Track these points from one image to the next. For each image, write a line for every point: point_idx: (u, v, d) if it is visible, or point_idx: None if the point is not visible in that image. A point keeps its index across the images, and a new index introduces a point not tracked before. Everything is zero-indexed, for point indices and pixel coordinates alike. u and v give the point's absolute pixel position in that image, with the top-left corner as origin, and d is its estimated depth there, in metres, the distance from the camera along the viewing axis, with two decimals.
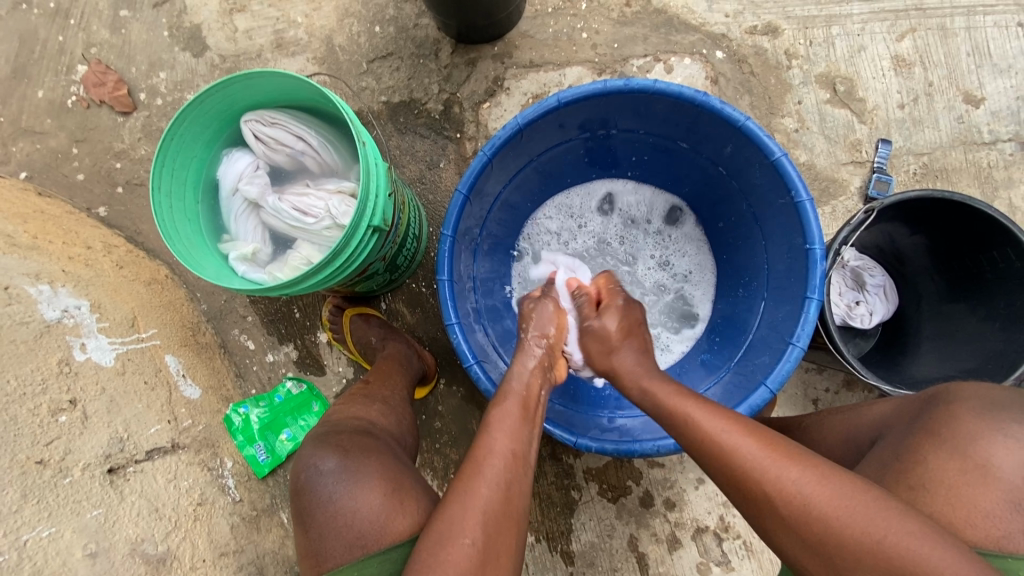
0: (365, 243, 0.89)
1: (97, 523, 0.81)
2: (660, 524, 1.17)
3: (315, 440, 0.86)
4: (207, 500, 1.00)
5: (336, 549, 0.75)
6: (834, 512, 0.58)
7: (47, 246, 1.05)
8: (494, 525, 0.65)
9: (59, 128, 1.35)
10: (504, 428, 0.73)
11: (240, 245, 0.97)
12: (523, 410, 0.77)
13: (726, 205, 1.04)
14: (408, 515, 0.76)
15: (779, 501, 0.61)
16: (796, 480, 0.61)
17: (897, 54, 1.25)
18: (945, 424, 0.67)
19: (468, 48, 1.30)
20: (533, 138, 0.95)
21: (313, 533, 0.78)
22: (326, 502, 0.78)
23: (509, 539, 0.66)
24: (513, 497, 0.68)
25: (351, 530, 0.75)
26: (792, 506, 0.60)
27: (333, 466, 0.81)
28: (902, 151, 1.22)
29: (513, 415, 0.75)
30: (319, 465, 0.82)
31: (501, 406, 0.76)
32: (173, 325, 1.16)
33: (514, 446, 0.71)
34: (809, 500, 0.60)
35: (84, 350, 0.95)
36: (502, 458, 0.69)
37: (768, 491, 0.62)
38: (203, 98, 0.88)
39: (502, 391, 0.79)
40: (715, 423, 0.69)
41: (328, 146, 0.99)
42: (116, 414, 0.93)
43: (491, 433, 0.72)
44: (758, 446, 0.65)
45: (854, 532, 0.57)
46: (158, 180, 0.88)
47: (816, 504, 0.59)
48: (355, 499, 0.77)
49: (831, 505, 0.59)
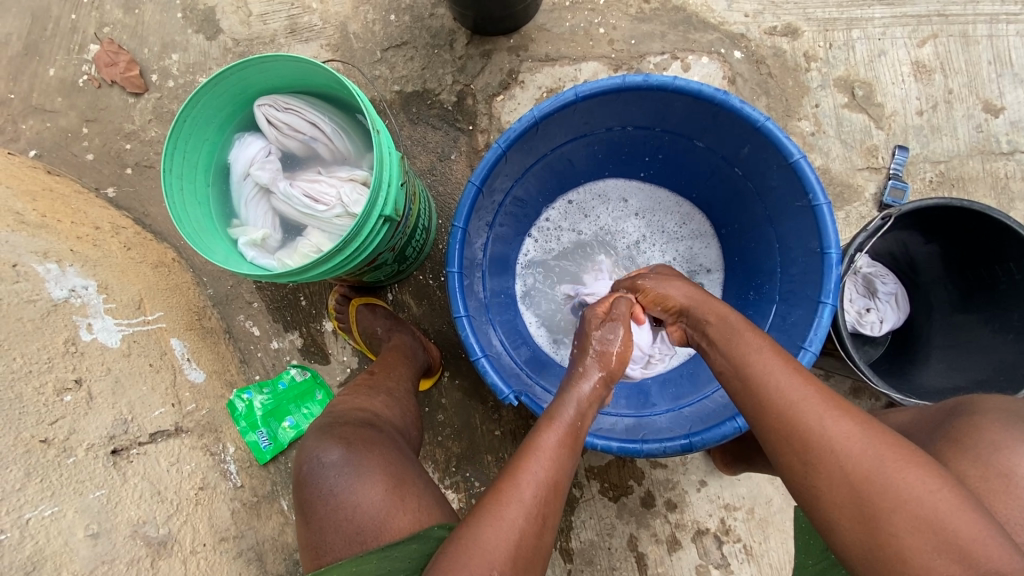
0: (376, 233, 0.88)
1: (99, 504, 0.80)
2: (661, 525, 1.16)
3: (319, 431, 0.86)
4: (208, 485, 0.99)
5: (336, 542, 0.75)
6: (884, 458, 0.58)
7: (55, 225, 1.04)
8: (524, 561, 0.64)
9: (69, 108, 1.35)
10: (540, 457, 0.69)
11: (249, 231, 0.96)
12: (568, 439, 0.72)
13: (741, 206, 1.02)
14: (410, 512, 0.76)
15: (823, 443, 0.61)
16: (853, 432, 0.61)
17: (918, 60, 1.23)
18: (968, 431, 0.65)
19: (484, 40, 1.29)
20: (548, 131, 0.94)
21: (313, 525, 0.78)
22: (327, 495, 0.78)
23: (536, 572, 0.65)
24: (546, 532, 0.66)
25: (351, 524, 0.75)
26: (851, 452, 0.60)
27: (337, 458, 0.80)
28: (919, 158, 1.21)
29: (558, 447, 0.70)
30: (322, 457, 0.81)
31: (548, 434, 0.71)
32: (179, 309, 1.16)
33: (555, 476, 0.68)
34: (856, 446, 0.60)
35: (90, 330, 0.94)
36: (544, 490, 0.66)
37: (815, 434, 0.62)
38: (216, 80, 0.87)
39: (552, 417, 0.73)
40: (775, 366, 0.68)
41: (341, 133, 0.98)
42: (120, 396, 0.92)
43: (536, 458, 0.68)
44: (817, 394, 0.65)
45: (898, 479, 0.57)
46: (169, 161, 0.87)
47: (863, 448, 0.59)
48: (356, 494, 0.77)
49: (886, 465, 0.58)
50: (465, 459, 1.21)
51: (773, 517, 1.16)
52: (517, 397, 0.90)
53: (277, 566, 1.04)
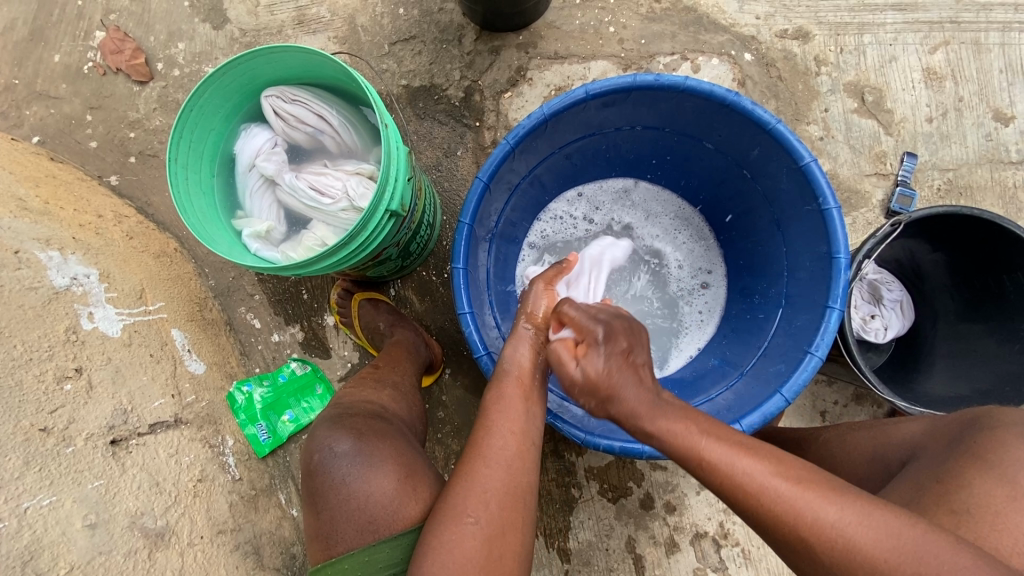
0: (382, 227, 0.88)
1: (97, 494, 0.80)
2: (659, 527, 1.16)
3: (330, 420, 0.86)
4: (207, 478, 0.99)
5: (347, 532, 0.75)
6: (870, 539, 0.56)
7: (58, 212, 1.03)
8: (497, 506, 0.67)
9: (74, 94, 1.34)
10: (505, 408, 0.73)
11: (254, 222, 0.95)
12: (520, 387, 0.75)
13: (749, 209, 1.02)
14: (421, 503, 0.76)
15: (819, 546, 0.57)
16: (828, 504, 0.58)
17: (929, 66, 1.23)
18: (993, 449, 0.65)
19: (493, 36, 1.28)
20: (557, 128, 0.94)
21: (325, 515, 0.78)
22: (339, 484, 0.78)
23: (518, 517, 0.67)
24: (517, 477, 0.69)
25: (364, 513, 0.75)
26: (833, 555, 0.57)
27: (348, 448, 0.80)
28: (927, 166, 1.20)
29: (510, 395, 0.74)
30: (333, 446, 0.81)
31: (497, 386, 0.76)
32: (181, 299, 1.15)
33: (513, 425, 0.72)
34: (851, 539, 0.56)
35: (91, 319, 0.94)
36: (501, 437, 0.70)
37: (803, 536, 0.58)
38: (224, 69, 0.86)
39: (500, 370, 0.78)
40: (728, 451, 0.63)
41: (348, 126, 0.97)
42: (120, 385, 0.92)
43: (496, 412, 0.73)
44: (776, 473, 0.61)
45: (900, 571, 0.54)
46: (175, 150, 0.86)
47: (850, 528, 0.57)
48: (368, 483, 0.76)
49: (874, 551, 0.55)
50: (465, 457, 1.21)
51: None
52: None
53: (274, 560, 1.04)
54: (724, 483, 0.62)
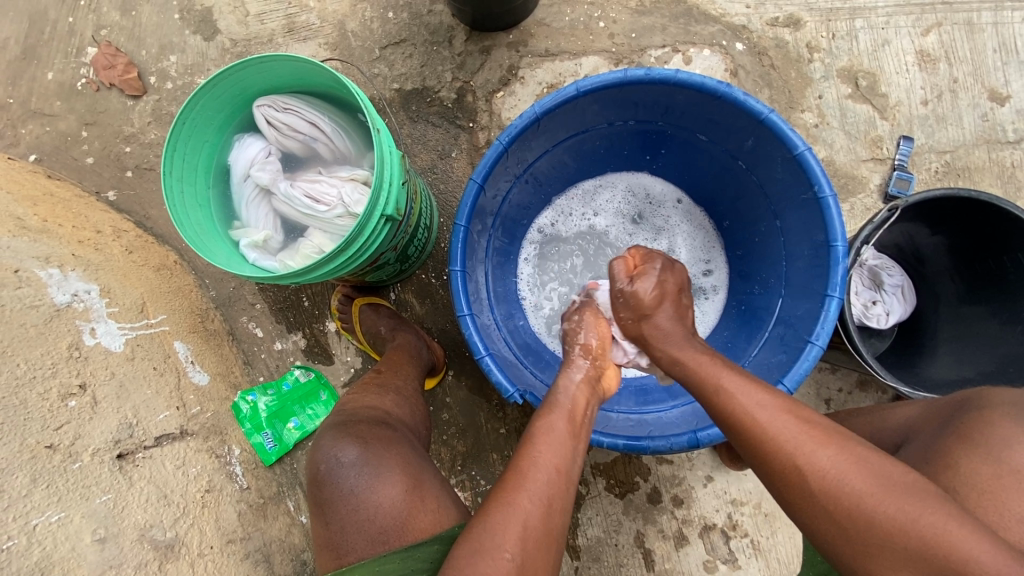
0: (378, 232, 0.88)
1: (106, 509, 0.80)
2: (667, 521, 1.16)
3: (335, 429, 0.86)
4: (214, 488, 0.99)
5: (357, 542, 0.75)
6: (868, 492, 0.58)
7: (57, 230, 1.04)
8: (533, 542, 0.64)
9: (68, 111, 1.34)
10: (551, 444, 0.70)
11: (251, 232, 0.95)
12: (570, 425, 0.74)
13: (746, 200, 1.01)
14: (431, 512, 0.76)
15: (810, 473, 0.61)
16: (832, 458, 0.61)
17: (922, 49, 1.22)
18: (978, 428, 0.65)
19: (483, 36, 1.28)
20: (549, 127, 0.94)
21: (335, 525, 0.78)
22: (348, 496, 0.78)
23: (550, 556, 0.65)
24: (554, 513, 0.66)
25: (373, 524, 0.75)
26: (825, 483, 0.60)
27: (354, 458, 0.80)
28: (924, 149, 1.19)
29: (560, 430, 0.72)
30: (339, 456, 0.81)
31: (547, 419, 0.74)
32: (182, 311, 1.16)
33: (559, 461, 0.69)
34: (845, 478, 0.59)
35: (93, 335, 0.94)
36: (547, 473, 0.68)
37: (799, 465, 0.61)
38: (215, 81, 0.86)
39: (549, 404, 0.76)
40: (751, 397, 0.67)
41: (341, 133, 0.98)
42: (125, 399, 0.92)
43: (543, 447, 0.70)
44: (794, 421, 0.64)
45: (887, 510, 0.56)
46: (169, 164, 0.87)
47: (852, 482, 0.59)
48: (376, 494, 0.77)
49: (865, 485, 0.58)
50: (471, 458, 1.21)
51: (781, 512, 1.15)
52: (523, 395, 0.89)
53: (284, 568, 1.04)
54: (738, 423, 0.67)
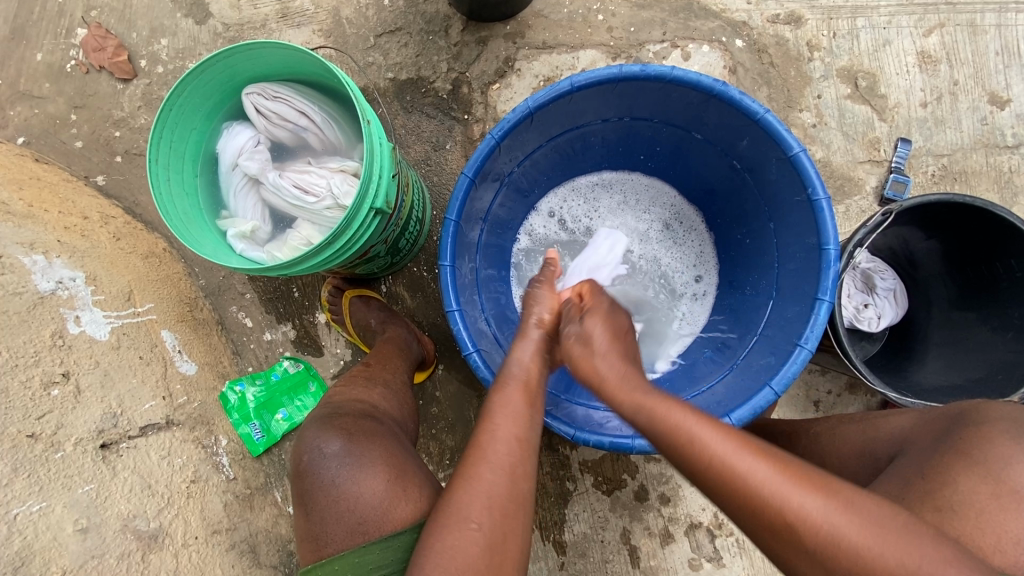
0: (367, 225, 0.87)
1: (88, 498, 0.79)
2: (654, 519, 1.17)
3: (319, 422, 0.85)
4: (200, 478, 0.99)
5: (337, 532, 0.75)
6: (865, 543, 0.55)
7: (42, 215, 1.02)
8: (500, 510, 0.65)
9: (57, 93, 1.32)
10: (506, 409, 0.71)
11: (238, 222, 0.94)
12: (526, 394, 0.73)
13: (740, 201, 1.00)
14: (412, 502, 0.76)
15: (805, 532, 0.57)
16: (823, 511, 0.57)
17: (923, 50, 1.20)
18: (979, 445, 0.65)
19: (480, 26, 1.26)
20: (543, 122, 0.92)
21: (314, 516, 0.78)
22: (328, 485, 0.78)
23: (519, 520, 0.66)
24: (519, 482, 0.67)
25: (353, 514, 0.75)
26: (822, 540, 0.57)
27: (338, 449, 0.80)
28: (921, 151, 1.19)
29: (517, 401, 0.72)
30: (323, 447, 0.81)
31: (502, 392, 0.73)
32: (171, 300, 1.15)
33: (519, 431, 0.70)
34: (841, 532, 0.56)
35: (79, 323, 0.93)
36: (506, 444, 0.68)
37: (789, 520, 0.58)
38: (203, 68, 0.85)
39: (502, 376, 0.75)
40: (721, 442, 0.62)
41: (332, 123, 0.96)
42: (110, 389, 0.91)
43: (500, 415, 0.70)
44: (774, 469, 0.60)
45: (885, 562, 0.54)
46: (155, 151, 0.85)
47: (848, 538, 0.56)
48: (357, 485, 0.76)
49: (863, 537, 0.56)
50: (460, 452, 1.21)
51: None
52: None
53: (270, 558, 1.05)
54: (711, 473, 0.61)
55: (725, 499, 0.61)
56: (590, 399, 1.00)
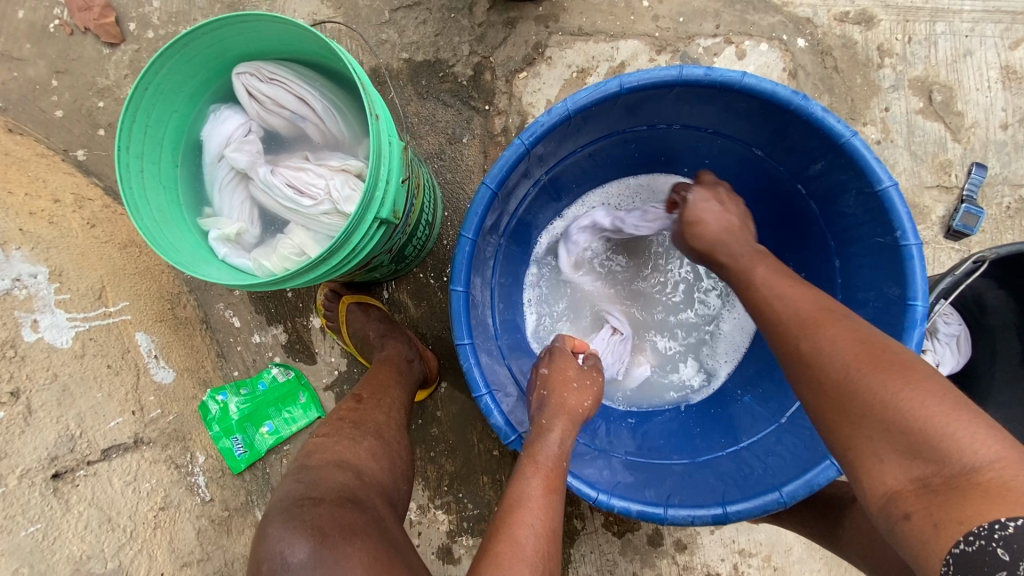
0: (370, 237, 0.75)
1: (32, 542, 0.69)
2: (667, 566, 1.07)
3: (285, 513, 0.68)
4: (171, 504, 0.89)
5: None
6: (857, 365, 0.53)
7: (2, 197, 0.90)
8: None
9: (38, 56, 1.19)
10: (533, 506, 0.66)
11: (222, 222, 0.81)
12: (550, 479, 0.69)
13: (800, 230, 0.87)
14: None
15: (808, 352, 0.57)
16: (833, 336, 0.57)
17: (1008, 64, 1.06)
18: None
19: (508, 6, 1.12)
20: (581, 126, 0.79)
21: None
22: None
23: None
24: None
25: None
26: (818, 360, 0.56)
27: (306, 557, 0.62)
28: (997, 180, 1.05)
29: (540, 483, 0.68)
30: (286, 555, 0.63)
31: (524, 478, 0.68)
32: (148, 297, 1.03)
33: (548, 521, 0.66)
34: (838, 351, 0.55)
35: (34, 329, 0.81)
36: (537, 536, 0.64)
37: (803, 348, 0.58)
38: (184, 40, 0.71)
39: (528, 459, 0.70)
40: (781, 282, 0.64)
41: (335, 112, 0.82)
42: (67, 406, 0.80)
43: (527, 510, 0.65)
44: (811, 303, 0.61)
45: (870, 383, 0.52)
46: (125, 137, 0.72)
47: (841, 355, 0.55)
48: None
49: (857, 359, 0.54)
50: (459, 479, 1.11)
51: (792, 567, 1.05)
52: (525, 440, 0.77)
53: None
54: (759, 308, 0.65)
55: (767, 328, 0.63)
56: (587, 437, 0.87)
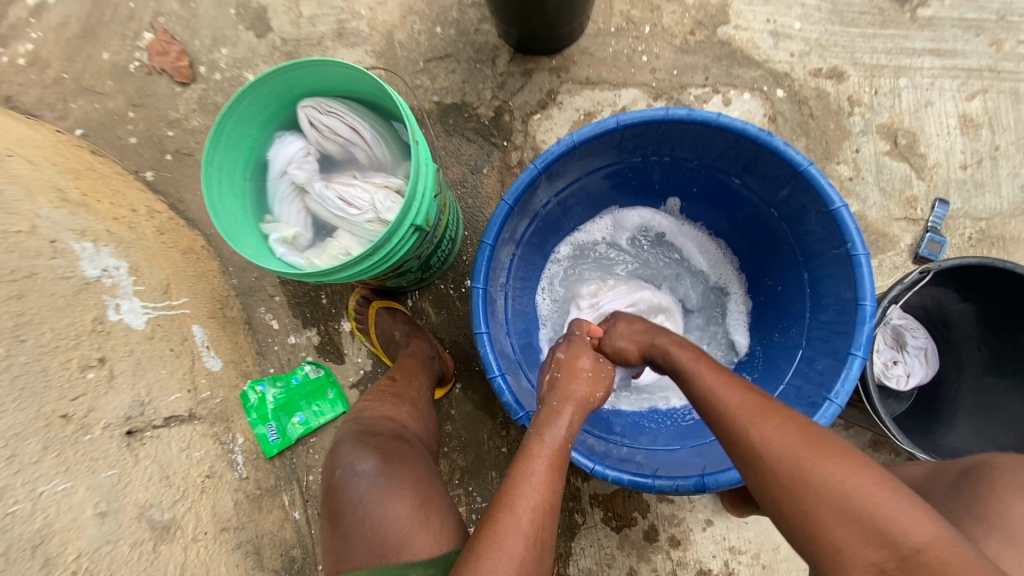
0: (406, 241, 0.89)
1: (110, 484, 0.80)
2: (662, 561, 1.14)
3: (355, 437, 0.85)
4: (215, 474, 1.01)
5: (359, 551, 0.73)
6: (803, 458, 0.60)
7: (95, 205, 1.07)
8: None
9: (118, 91, 1.40)
10: (533, 480, 0.68)
11: (281, 227, 0.96)
12: (551, 460, 0.71)
13: (775, 249, 1.00)
14: (433, 533, 0.73)
15: (756, 446, 0.63)
16: (776, 430, 0.62)
17: (966, 113, 1.21)
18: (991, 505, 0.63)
19: (526, 59, 1.30)
20: (585, 155, 0.94)
21: (340, 532, 0.76)
22: (355, 503, 0.76)
23: None
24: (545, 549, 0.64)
25: (375, 535, 0.73)
26: (762, 451, 0.62)
27: (370, 468, 0.79)
28: (959, 214, 1.18)
29: (540, 461, 0.71)
30: (355, 465, 0.80)
31: (527, 456, 0.71)
32: (204, 296, 1.18)
33: (547, 496, 0.68)
34: (784, 447, 0.61)
35: (117, 311, 0.95)
36: (534, 506, 0.66)
37: (751, 442, 0.63)
38: (265, 78, 0.88)
39: (534, 441, 0.74)
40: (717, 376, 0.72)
41: (380, 140, 0.99)
42: (140, 377, 0.93)
43: (529, 481, 0.68)
44: (753, 400, 0.67)
45: (819, 478, 0.58)
46: (211, 153, 0.88)
47: (778, 447, 0.61)
48: (383, 507, 0.75)
49: (806, 453, 0.60)
50: (470, 474, 1.20)
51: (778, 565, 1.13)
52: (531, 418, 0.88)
53: (271, 560, 1.08)
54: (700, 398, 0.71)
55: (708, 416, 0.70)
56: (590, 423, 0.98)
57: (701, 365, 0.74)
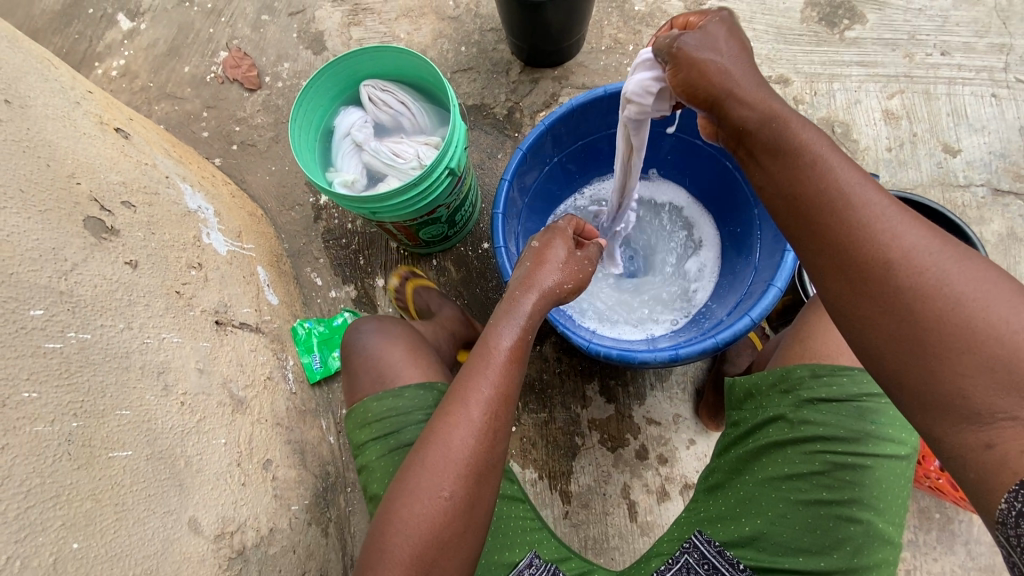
0: (442, 181, 1.14)
1: (206, 351, 1.01)
2: (652, 476, 1.30)
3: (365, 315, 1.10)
4: (273, 379, 1.19)
5: (366, 385, 0.99)
6: (943, 276, 0.57)
7: (187, 166, 1.33)
8: (468, 475, 0.76)
9: (196, 96, 1.70)
10: (488, 374, 0.79)
11: (343, 175, 1.22)
12: (507, 360, 0.81)
13: (733, 196, 1.27)
14: (419, 370, 0.99)
15: (883, 247, 0.60)
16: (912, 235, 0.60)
17: (888, 108, 1.50)
18: None
19: (534, 70, 1.61)
20: (582, 120, 1.21)
21: (351, 374, 1.02)
22: (361, 352, 1.02)
23: (486, 484, 0.78)
24: (492, 444, 0.78)
25: (377, 371, 0.99)
26: (892, 254, 0.60)
27: (371, 328, 1.04)
28: (888, 185, 1.44)
29: (495, 363, 0.80)
30: (360, 327, 1.04)
31: (484, 357, 0.81)
32: (264, 249, 1.41)
33: (496, 393, 0.79)
34: (920, 253, 0.59)
35: (208, 237, 1.18)
36: (479, 405, 0.78)
37: (885, 240, 0.60)
38: (339, 59, 1.17)
39: (489, 342, 0.82)
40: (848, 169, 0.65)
41: (422, 112, 1.26)
42: (225, 286, 1.15)
43: (482, 379, 0.79)
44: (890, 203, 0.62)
45: (942, 294, 0.57)
46: (296, 114, 1.15)
47: (920, 257, 0.58)
48: (381, 354, 1.00)
49: (948, 274, 0.57)
50: None
51: None
52: None
53: (314, 465, 1.21)
54: (822, 180, 0.65)
55: (825, 207, 0.65)
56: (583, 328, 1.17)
57: (824, 148, 0.67)
